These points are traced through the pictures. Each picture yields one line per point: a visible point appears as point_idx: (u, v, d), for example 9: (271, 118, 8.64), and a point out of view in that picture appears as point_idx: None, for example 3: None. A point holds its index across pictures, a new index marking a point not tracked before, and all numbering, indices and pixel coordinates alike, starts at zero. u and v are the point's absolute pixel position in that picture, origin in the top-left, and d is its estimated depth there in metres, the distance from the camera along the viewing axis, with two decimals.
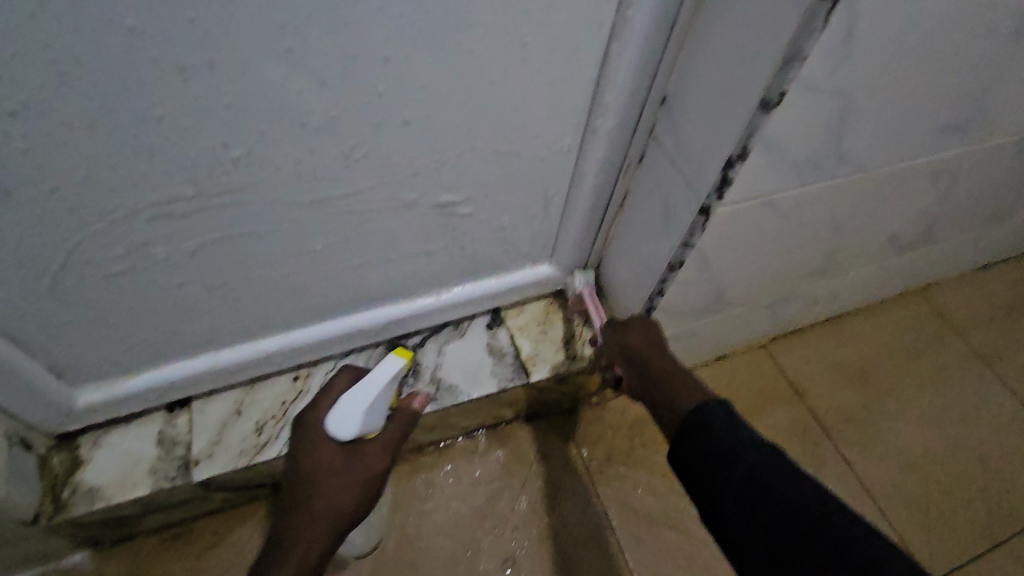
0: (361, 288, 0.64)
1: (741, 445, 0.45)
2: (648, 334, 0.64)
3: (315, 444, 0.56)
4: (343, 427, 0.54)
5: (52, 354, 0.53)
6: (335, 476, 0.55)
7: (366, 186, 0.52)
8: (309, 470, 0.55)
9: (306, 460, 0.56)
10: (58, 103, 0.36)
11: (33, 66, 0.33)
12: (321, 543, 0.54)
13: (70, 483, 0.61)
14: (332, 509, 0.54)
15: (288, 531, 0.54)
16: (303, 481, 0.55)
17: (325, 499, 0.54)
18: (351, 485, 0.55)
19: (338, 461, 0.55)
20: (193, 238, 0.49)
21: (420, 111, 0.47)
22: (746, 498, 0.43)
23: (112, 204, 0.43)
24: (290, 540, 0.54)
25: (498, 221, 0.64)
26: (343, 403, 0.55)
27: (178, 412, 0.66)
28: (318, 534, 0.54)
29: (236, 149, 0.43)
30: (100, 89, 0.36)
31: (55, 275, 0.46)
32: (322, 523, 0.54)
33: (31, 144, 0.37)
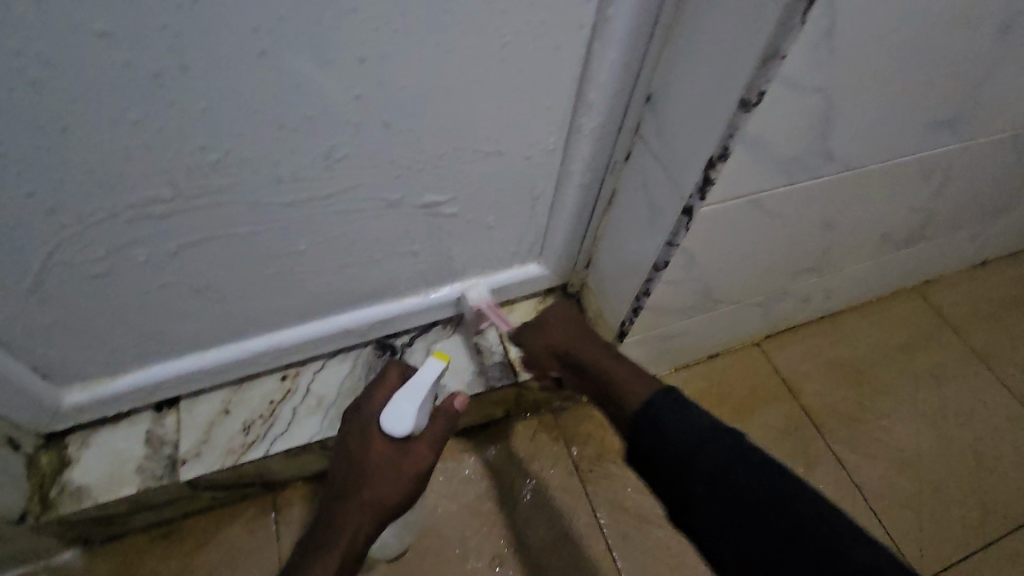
0: (349, 288, 0.64)
1: (700, 441, 0.49)
2: (568, 327, 0.67)
3: (368, 437, 0.59)
4: (397, 425, 0.56)
5: (37, 355, 0.53)
6: (385, 470, 0.58)
7: (348, 187, 0.52)
8: (360, 461, 0.58)
9: (359, 450, 0.59)
10: (29, 107, 0.35)
11: (2, 71, 0.33)
12: (365, 532, 0.57)
13: (57, 483, 0.61)
14: (379, 501, 0.57)
15: (338, 517, 0.58)
16: (355, 470, 0.58)
17: (374, 491, 0.57)
18: (397, 481, 0.58)
19: (390, 454, 0.58)
20: (175, 239, 0.49)
21: (400, 112, 0.47)
22: (713, 489, 0.47)
23: (89, 207, 0.43)
24: (338, 527, 0.57)
25: (485, 220, 0.64)
26: (397, 402, 0.56)
27: (166, 412, 0.66)
28: (363, 523, 0.57)
29: (215, 152, 0.43)
30: (72, 94, 0.36)
31: (35, 276, 0.46)
32: (367, 513, 0.57)
33: (4, 148, 0.37)
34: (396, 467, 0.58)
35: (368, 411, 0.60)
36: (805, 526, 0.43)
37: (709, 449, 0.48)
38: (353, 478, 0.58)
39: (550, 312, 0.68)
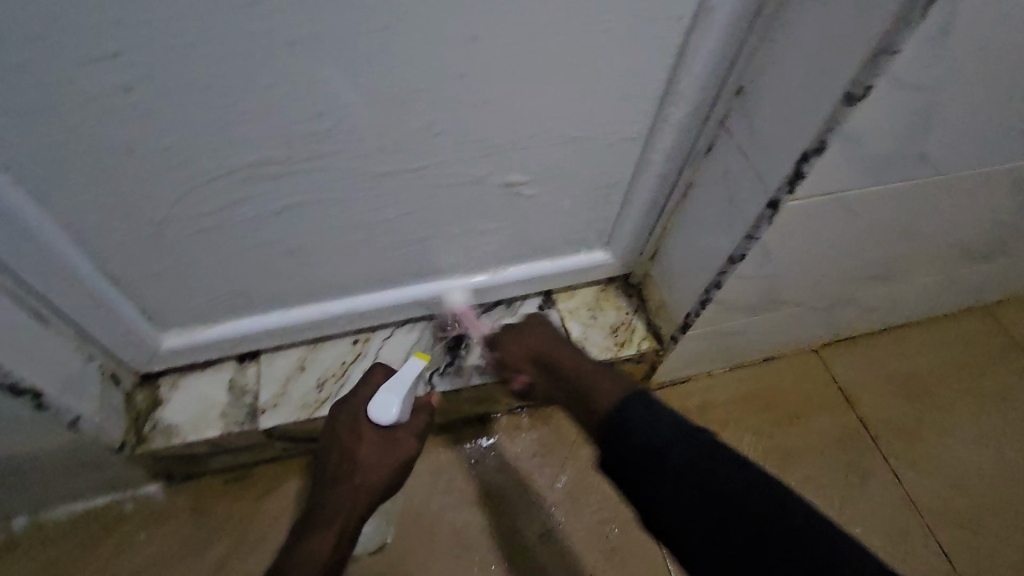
0: (423, 261, 0.67)
1: (661, 438, 0.43)
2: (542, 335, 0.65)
3: (358, 428, 0.61)
4: (385, 415, 0.58)
5: (145, 299, 0.58)
6: (374, 457, 0.59)
7: (440, 161, 0.54)
8: (348, 450, 0.60)
9: (348, 439, 0.61)
10: (179, 67, 0.39)
11: (163, 31, 0.37)
12: (357, 515, 0.59)
13: (150, 419, 0.66)
14: (370, 488, 0.59)
15: (330, 505, 0.59)
16: (345, 458, 0.60)
17: (366, 477, 0.59)
18: (387, 468, 0.60)
19: (379, 442, 0.60)
20: (279, 199, 0.52)
21: (498, 91, 0.49)
22: (685, 493, 0.40)
23: (213, 163, 0.47)
24: (329, 516, 0.58)
25: (560, 204, 0.66)
26: (382, 392, 0.59)
27: (247, 363, 0.71)
28: (355, 506, 0.59)
29: (327, 119, 0.46)
30: (216, 56, 0.39)
31: (154, 224, 0.50)
32: (360, 498, 0.59)
33: (153, 105, 0.41)
34: (384, 455, 0.59)
35: (353, 405, 0.62)
36: (809, 538, 0.36)
37: (672, 449, 0.42)
38: (343, 465, 0.60)
39: (530, 323, 0.68)
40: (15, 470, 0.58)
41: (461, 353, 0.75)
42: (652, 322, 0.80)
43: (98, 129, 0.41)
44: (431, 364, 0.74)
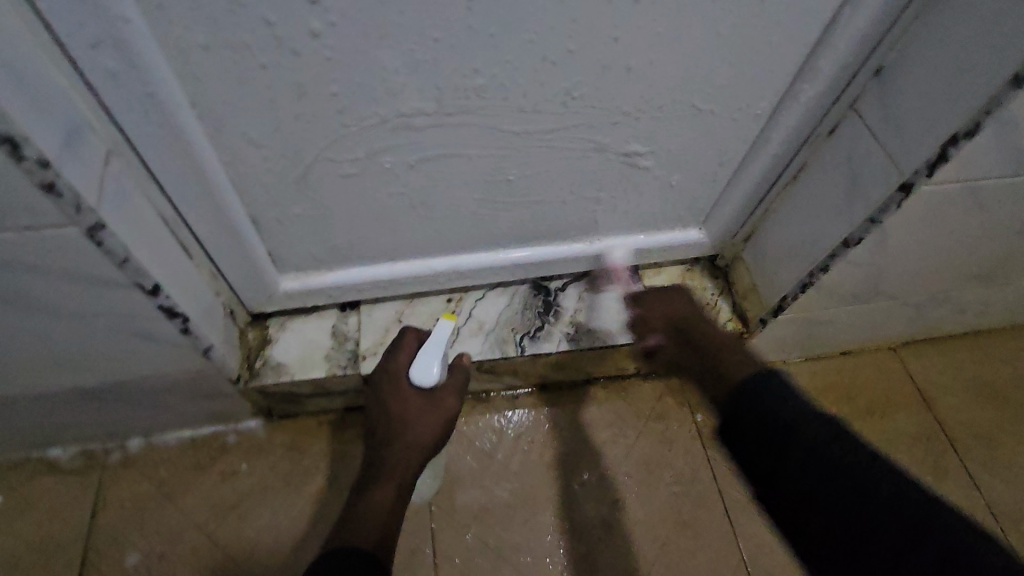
0: (529, 225, 0.69)
1: (800, 416, 0.40)
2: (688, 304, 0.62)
3: (400, 388, 0.59)
4: (425, 377, 0.58)
5: (274, 240, 0.61)
6: (422, 417, 0.58)
7: (573, 124, 0.56)
8: (396, 409, 0.59)
9: (393, 401, 0.59)
10: (368, 15, 0.41)
11: None
12: (412, 470, 0.58)
13: (261, 356, 0.70)
14: (421, 447, 0.58)
15: (383, 463, 0.58)
16: (394, 418, 0.58)
17: (416, 436, 0.58)
18: (434, 425, 0.58)
19: (421, 403, 0.59)
20: (418, 152, 0.55)
21: (644, 59, 0.50)
22: (809, 467, 0.38)
23: (370, 111, 0.49)
24: (384, 474, 0.57)
25: (670, 179, 0.67)
26: (422, 354, 0.59)
27: (349, 312, 0.74)
28: (411, 463, 0.58)
29: (482, 76, 0.48)
30: (403, 7, 0.41)
31: (303, 167, 0.53)
32: (413, 455, 0.58)
33: (335, 53, 0.43)
34: (431, 414, 0.58)
35: (394, 369, 0.61)
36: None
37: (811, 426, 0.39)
38: (392, 425, 0.58)
39: (672, 288, 0.64)
40: (148, 389, 0.63)
41: (551, 319, 0.77)
42: (739, 304, 0.80)
43: (279, 71, 0.44)
44: (522, 328, 0.76)
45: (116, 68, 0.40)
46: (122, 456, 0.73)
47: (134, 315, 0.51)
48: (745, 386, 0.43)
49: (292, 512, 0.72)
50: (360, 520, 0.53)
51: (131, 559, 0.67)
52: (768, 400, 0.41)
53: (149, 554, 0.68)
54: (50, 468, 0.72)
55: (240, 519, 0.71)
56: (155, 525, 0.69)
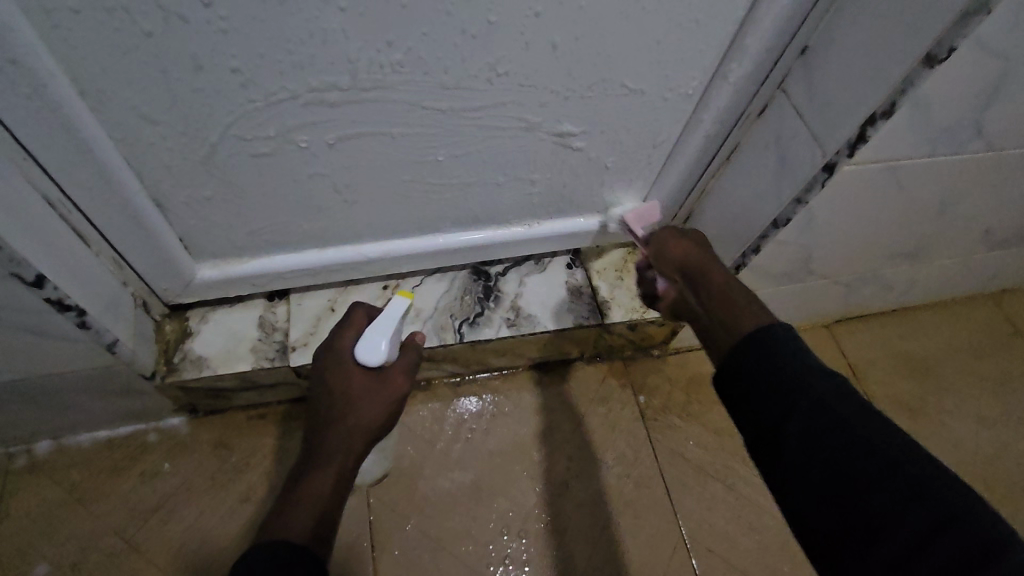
0: (464, 208, 0.67)
1: (787, 366, 0.41)
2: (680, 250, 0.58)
3: (345, 367, 0.56)
4: (370, 356, 0.56)
5: (186, 225, 0.57)
6: (367, 397, 0.54)
7: (499, 102, 0.54)
8: (341, 390, 0.55)
9: (337, 381, 0.56)
10: None
11: None
12: (355, 455, 0.53)
13: (180, 350, 0.66)
14: (365, 428, 0.54)
15: (323, 447, 0.53)
16: (337, 398, 0.55)
17: (361, 417, 0.54)
18: (379, 406, 0.54)
19: (368, 383, 0.55)
20: (336, 130, 0.52)
21: (568, 34, 0.49)
22: (806, 431, 0.38)
23: (279, 86, 0.46)
24: (323, 459, 0.52)
25: (604, 160, 0.66)
26: (370, 333, 0.56)
27: (277, 302, 0.71)
28: (354, 447, 0.53)
29: (399, 51, 0.46)
30: None
31: (209, 147, 0.49)
32: (356, 438, 0.54)
33: (232, 25, 0.40)
34: (377, 394, 0.55)
35: (338, 350, 0.57)
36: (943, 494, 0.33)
37: (812, 376, 0.39)
38: (338, 405, 0.54)
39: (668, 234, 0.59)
40: (49, 387, 0.58)
41: (491, 305, 0.75)
42: None
43: (168, 40, 0.40)
44: (460, 314, 0.74)
45: None
46: (28, 460, 0.68)
47: (17, 308, 0.46)
48: (756, 341, 0.43)
49: (219, 513, 0.68)
50: (298, 506, 0.49)
51: (39, 570, 0.63)
52: (782, 359, 0.41)
53: (62, 562, 0.63)
54: None
55: (161, 524, 0.67)
56: (66, 532, 0.65)
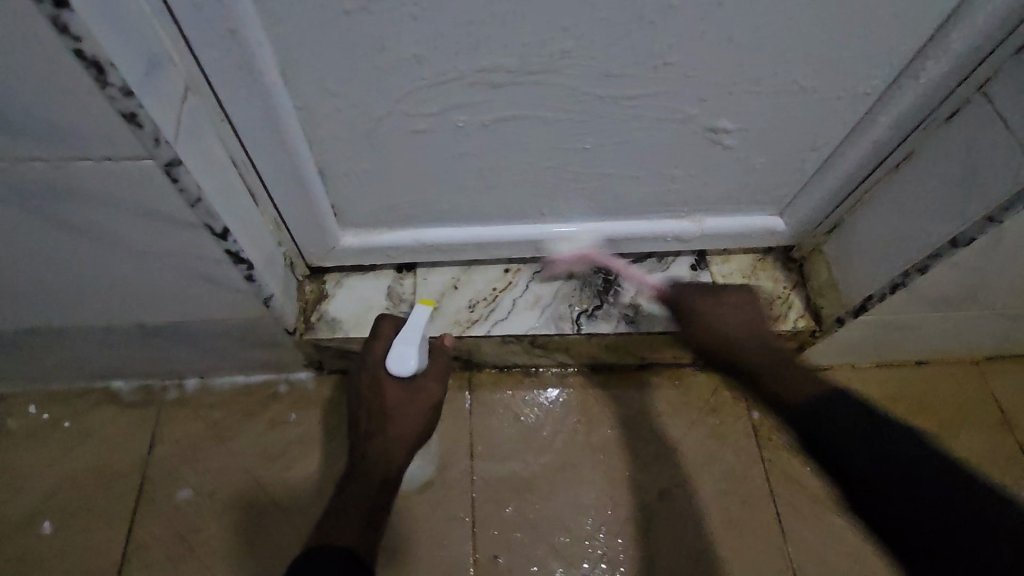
0: (597, 199, 0.65)
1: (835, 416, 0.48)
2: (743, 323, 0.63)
3: (380, 381, 0.62)
4: (401, 368, 0.60)
5: (340, 194, 0.60)
6: (405, 407, 0.61)
7: (659, 92, 0.52)
8: (376, 404, 0.61)
9: (372, 396, 0.62)
10: None
11: None
12: (398, 463, 0.61)
13: (317, 310, 0.70)
14: (404, 436, 0.61)
15: (366, 456, 0.60)
16: (375, 411, 0.61)
17: (401, 427, 0.61)
18: (416, 416, 0.62)
19: (402, 394, 0.62)
20: (492, 111, 0.52)
21: (748, 24, 0.46)
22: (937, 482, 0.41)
23: (449, 67, 0.47)
24: (369, 468, 0.59)
25: (755, 160, 0.62)
26: (397, 345, 0.60)
27: (405, 274, 0.74)
28: (397, 455, 0.60)
29: (571, 37, 0.45)
30: None
31: (375, 121, 0.51)
32: (397, 447, 0.61)
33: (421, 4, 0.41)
34: (413, 404, 0.62)
35: (370, 363, 0.63)
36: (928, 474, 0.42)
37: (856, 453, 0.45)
38: (376, 419, 0.61)
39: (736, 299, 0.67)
40: (206, 331, 0.64)
41: (610, 299, 0.74)
42: (813, 301, 0.75)
43: (364, 17, 0.42)
44: (578, 305, 0.74)
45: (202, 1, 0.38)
46: (177, 395, 0.74)
47: (200, 256, 0.50)
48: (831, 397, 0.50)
49: (336, 469, 0.71)
50: (347, 513, 0.55)
51: (182, 495, 0.68)
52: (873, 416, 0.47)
53: (200, 490, 0.69)
54: (110, 398, 0.73)
55: (285, 470, 0.71)
56: (206, 463, 0.70)
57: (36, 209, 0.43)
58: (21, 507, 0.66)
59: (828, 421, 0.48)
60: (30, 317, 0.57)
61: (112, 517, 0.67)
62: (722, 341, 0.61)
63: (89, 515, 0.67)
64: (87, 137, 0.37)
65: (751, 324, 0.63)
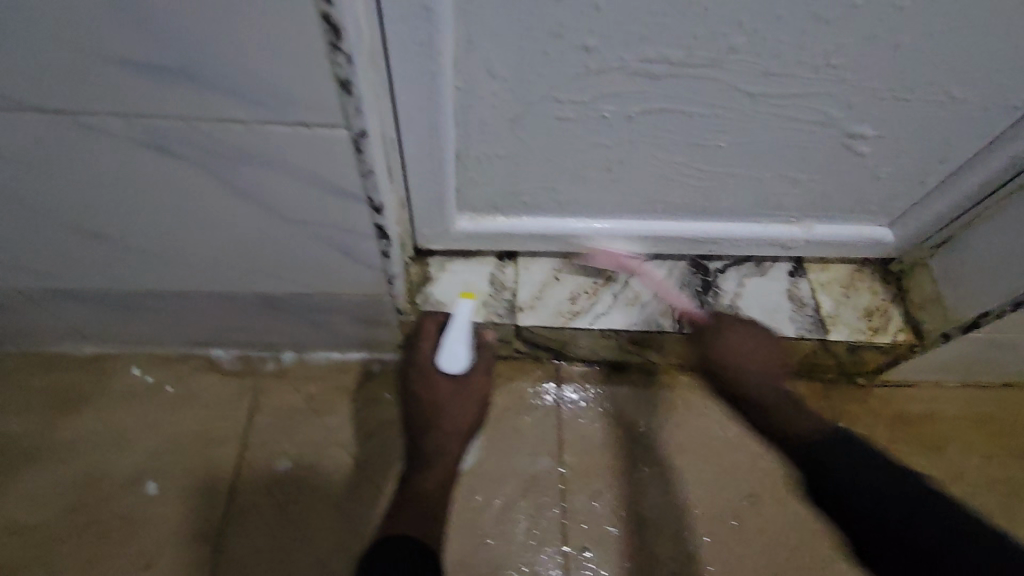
0: (714, 198, 0.65)
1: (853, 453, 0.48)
2: (748, 344, 0.63)
3: (432, 378, 0.62)
4: (452, 364, 0.61)
5: (468, 177, 0.61)
6: (456, 401, 0.62)
7: (810, 93, 0.52)
8: (428, 400, 0.62)
9: (424, 392, 0.62)
10: None
11: None
12: (453, 455, 0.61)
13: (421, 292, 0.71)
14: (459, 430, 0.62)
15: (423, 449, 0.60)
16: (428, 406, 0.61)
17: (454, 419, 0.62)
18: (467, 409, 0.63)
19: (453, 390, 0.62)
20: (642, 102, 0.52)
21: (918, 31, 0.46)
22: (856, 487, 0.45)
23: (615, 56, 0.47)
24: (428, 459, 0.60)
25: (882, 169, 0.62)
26: (448, 343, 0.61)
27: (506, 262, 0.74)
28: (451, 448, 0.61)
29: (743, 33, 0.45)
30: None
31: (525, 105, 0.52)
32: (453, 439, 0.62)
33: None
34: (464, 398, 0.63)
35: (418, 362, 0.62)
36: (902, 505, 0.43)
37: (842, 471, 0.46)
38: (430, 413, 0.61)
39: (739, 324, 0.66)
40: (320, 305, 0.65)
41: (710, 300, 0.74)
42: (913, 315, 0.75)
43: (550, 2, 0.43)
44: (678, 304, 0.73)
45: None
46: (276, 366, 0.75)
47: (349, 229, 0.51)
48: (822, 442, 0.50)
49: None
50: (411, 505, 0.55)
51: (281, 464, 0.69)
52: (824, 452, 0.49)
53: (298, 462, 0.70)
54: (211, 365, 0.74)
55: (379, 448, 0.71)
56: (304, 435, 0.71)
57: (216, 171, 0.44)
58: (125, 468, 0.68)
59: (855, 452, 0.48)
60: (163, 279, 0.59)
61: (215, 481, 0.68)
62: (736, 373, 0.61)
63: (193, 478, 0.68)
64: (295, 100, 0.38)
65: (763, 358, 0.63)
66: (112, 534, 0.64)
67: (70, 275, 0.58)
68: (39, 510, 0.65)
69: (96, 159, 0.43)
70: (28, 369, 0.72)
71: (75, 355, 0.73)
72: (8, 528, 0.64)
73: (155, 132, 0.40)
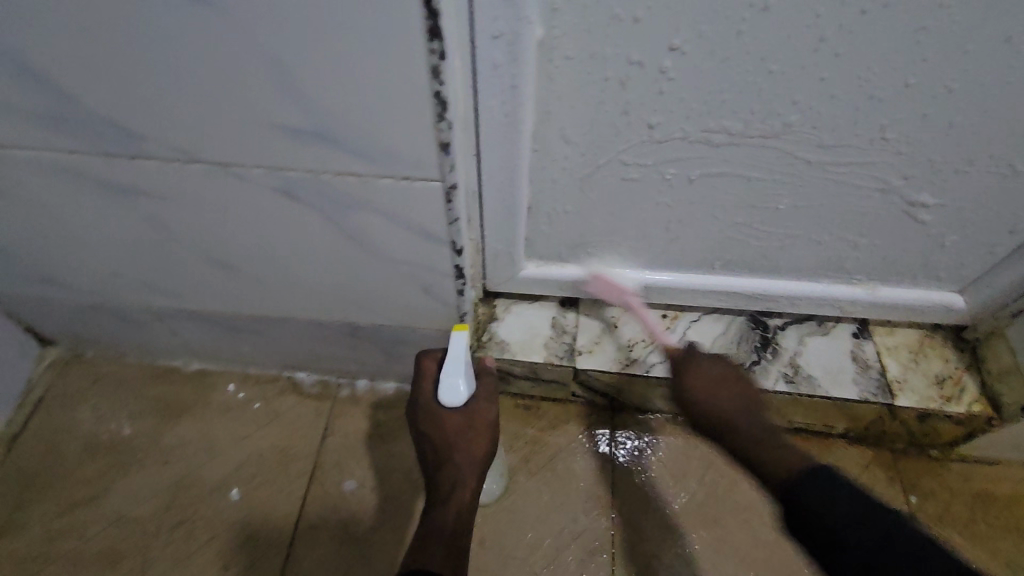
0: (773, 258, 0.68)
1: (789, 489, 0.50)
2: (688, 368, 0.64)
3: (438, 415, 0.61)
4: (455, 399, 0.59)
5: (538, 230, 0.67)
6: (465, 435, 0.60)
7: (867, 161, 0.54)
8: (439, 437, 0.60)
9: (433, 429, 0.61)
10: (718, 41, 0.45)
11: (734, 10, 0.43)
12: (470, 487, 0.59)
13: (487, 331, 0.76)
14: (473, 461, 0.60)
15: (438, 488, 0.59)
16: (439, 445, 0.60)
17: (465, 454, 0.60)
18: (479, 440, 0.60)
19: (460, 423, 0.60)
20: (704, 167, 0.57)
21: (971, 110, 0.49)
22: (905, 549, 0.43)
23: (677, 127, 0.53)
24: (444, 498, 0.58)
25: (945, 237, 0.62)
26: (446, 377, 0.60)
27: (568, 308, 0.78)
28: (465, 479, 0.59)
29: (797, 109, 0.50)
30: (756, 37, 0.44)
31: (595, 166, 0.58)
32: (467, 471, 0.59)
33: (671, 74, 0.48)
34: (473, 430, 0.60)
35: (421, 404, 0.62)
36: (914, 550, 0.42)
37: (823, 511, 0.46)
38: (439, 451, 0.60)
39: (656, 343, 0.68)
40: (396, 337, 0.71)
41: (768, 356, 0.75)
42: (989, 385, 0.72)
43: (619, 83, 0.49)
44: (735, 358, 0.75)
45: (503, 61, 0.46)
46: (351, 393, 0.82)
47: (431, 268, 0.58)
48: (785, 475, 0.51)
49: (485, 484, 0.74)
50: (430, 545, 0.52)
51: (347, 485, 0.75)
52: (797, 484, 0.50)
53: (363, 484, 0.75)
54: (295, 388, 0.82)
55: None
56: (371, 460, 0.76)
57: (329, 214, 0.52)
58: (214, 475, 0.75)
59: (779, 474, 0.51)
60: (267, 305, 0.67)
61: (290, 494, 0.74)
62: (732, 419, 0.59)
63: (271, 489, 0.74)
64: (401, 158, 0.45)
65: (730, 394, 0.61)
66: (197, 534, 0.71)
67: (192, 297, 0.68)
68: (139, 505, 0.73)
69: (236, 201, 0.52)
70: (144, 379, 0.82)
71: (183, 369, 0.83)
72: (115, 518, 0.72)
73: (287, 181, 0.49)
